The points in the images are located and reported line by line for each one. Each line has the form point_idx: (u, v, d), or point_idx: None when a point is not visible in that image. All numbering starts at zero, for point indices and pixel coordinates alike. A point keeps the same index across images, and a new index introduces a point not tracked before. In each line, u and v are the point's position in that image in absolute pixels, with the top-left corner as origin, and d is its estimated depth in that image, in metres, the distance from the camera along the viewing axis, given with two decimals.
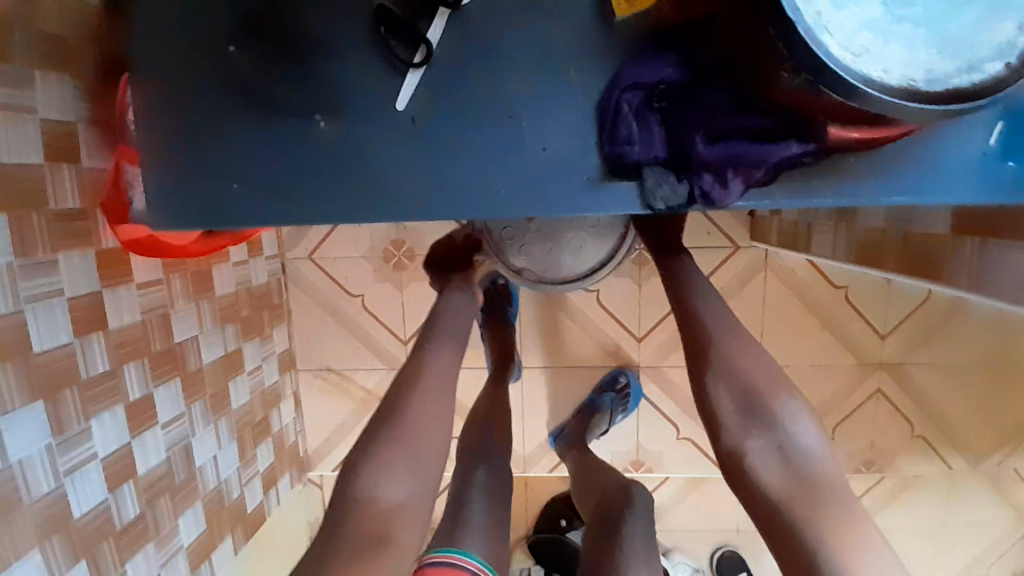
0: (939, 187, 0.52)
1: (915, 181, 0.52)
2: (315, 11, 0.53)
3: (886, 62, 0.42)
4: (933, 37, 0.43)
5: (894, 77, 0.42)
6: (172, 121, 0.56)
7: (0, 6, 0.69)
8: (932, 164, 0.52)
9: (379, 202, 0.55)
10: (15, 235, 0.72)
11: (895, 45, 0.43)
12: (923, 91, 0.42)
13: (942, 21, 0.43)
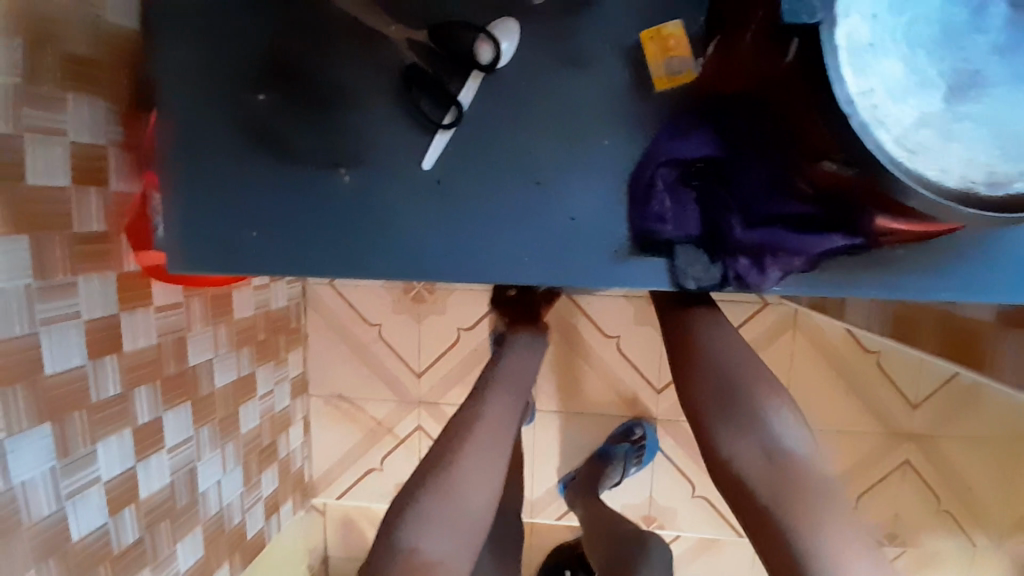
0: (992, 285, 0.49)
1: (965, 277, 0.49)
2: (343, 63, 0.53)
3: (944, 162, 0.41)
4: (995, 138, 0.41)
5: (952, 178, 0.41)
6: (197, 165, 0.55)
7: (39, 31, 0.70)
8: (989, 261, 0.48)
9: (399, 260, 0.54)
10: (36, 259, 0.73)
11: (956, 145, 0.41)
12: (982, 195, 0.41)
13: (1008, 120, 0.41)
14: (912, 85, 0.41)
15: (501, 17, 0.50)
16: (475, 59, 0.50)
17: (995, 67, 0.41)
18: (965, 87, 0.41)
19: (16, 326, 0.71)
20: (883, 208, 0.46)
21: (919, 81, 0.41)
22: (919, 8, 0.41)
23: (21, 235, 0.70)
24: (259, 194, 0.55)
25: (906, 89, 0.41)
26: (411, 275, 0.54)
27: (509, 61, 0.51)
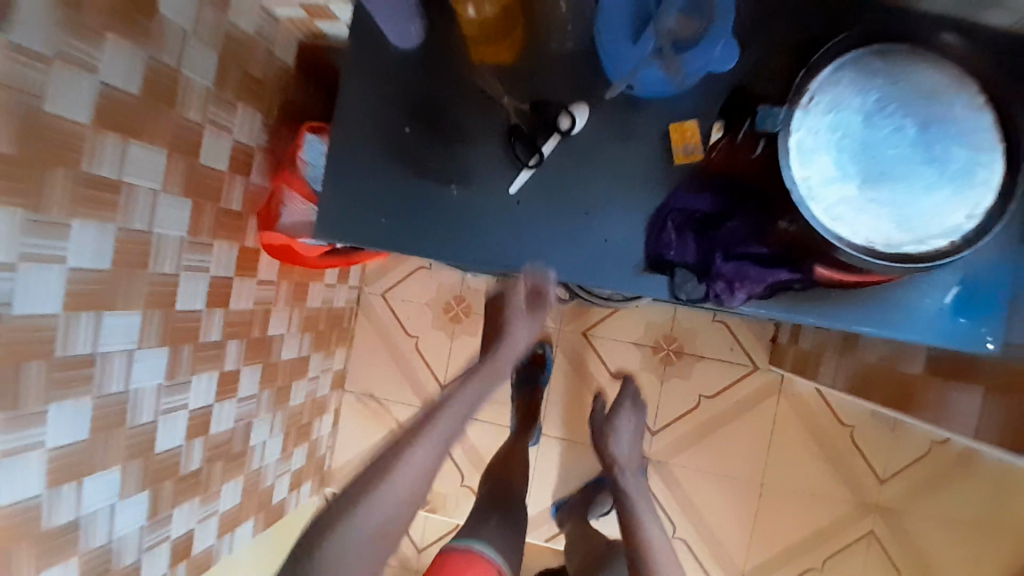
0: (904, 328, 0.67)
1: (882, 320, 0.67)
2: (470, 112, 0.75)
3: (856, 228, 0.57)
4: (899, 214, 0.57)
5: (861, 239, 0.56)
6: (352, 166, 0.76)
7: (231, 54, 0.93)
8: (902, 310, 0.67)
9: (482, 250, 0.75)
10: (192, 220, 0.92)
11: (865, 217, 0.57)
12: (880, 251, 0.56)
13: (907, 204, 0.57)
14: (838, 177, 0.57)
15: (580, 102, 0.73)
16: (559, 124, 0.72)
17: (902, 168, 0.57)
18: (876, 180, 0.57)
19: (168, 266, 0.89)
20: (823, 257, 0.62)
21: (842, 174, 0.57)
22: (848, 129, 0.57)
23: (187, 199, 0.90)
24: (392, 191, 0.76)
25: (833, 178, 0.57)
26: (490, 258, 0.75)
27: (582, 129, 0.73)
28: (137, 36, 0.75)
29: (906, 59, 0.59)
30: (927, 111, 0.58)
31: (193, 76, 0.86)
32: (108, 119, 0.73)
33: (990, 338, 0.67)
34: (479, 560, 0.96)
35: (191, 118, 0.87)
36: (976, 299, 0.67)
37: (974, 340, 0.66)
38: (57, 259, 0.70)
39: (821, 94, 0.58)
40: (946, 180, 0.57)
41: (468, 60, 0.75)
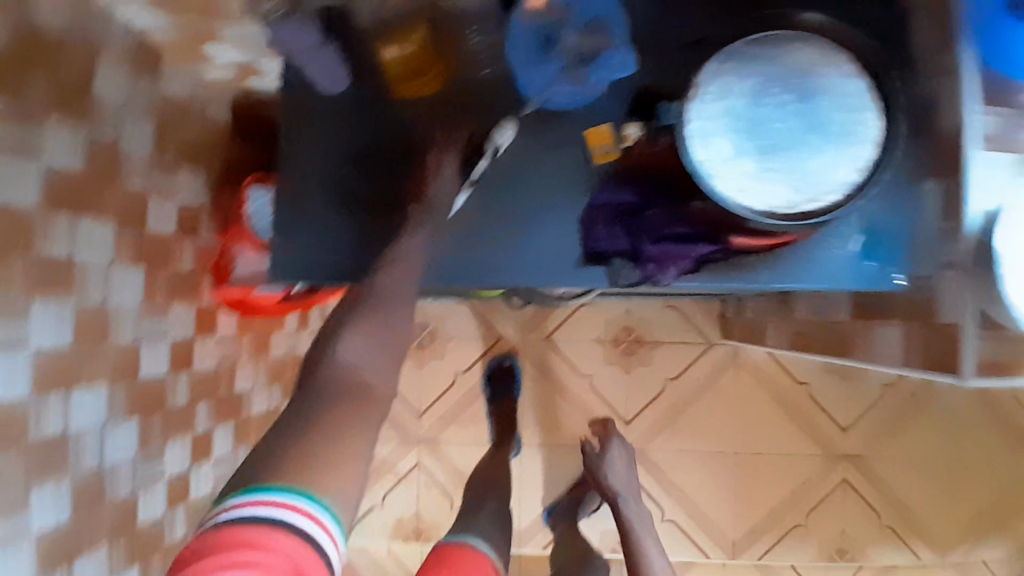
0: (819, 277, 0.73)
1: (800, 274, 0.73)
2: (402, 143, 0.79)
3: (758, 195, 0.63)
4: (794, 178, 0.63)
5: (763, 205, 0.63)
6: (298, 209, 0.79)
7: (166, 123, 0.96)
8: (814, 263, 0.72)
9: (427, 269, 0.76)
10: (145, 287, 0.93)
11: (765, 184, 0.63)
12: (781, 213, 0.63)
13: (799, 168, 0.63)
14: (735, 154, 0.63)
15: (508, 118, 0.77)
16: (491, 137, 0.76)
17: (792, 136, 0.63)
18: (770, 151, 0.63)
19: (128, 335, 0.89)
20: (738, 228, 0.67)
21: (738, 151, 0.63)
22: (738, 110, 0.64)
23: (139, 266, 0.91)
24: (340, 227, 0.79)
25: (731, 156, 0.63)
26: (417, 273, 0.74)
27: (511, 140, 0.75)
28: (71, 117, 0.77)
29: (781, 37, 0.65)
30: (808, 82, 0.64)
31: (132, 147, 0.89)
32: (56, 197, 0.75)
33: (898, 274, 0.72)
34: (469, 548, 0.97)
35: (134, 187, 0.89)
36: (879, 242, 0.72)
37: (881, 279, 0.72)
38: (19, 342, 0.71)
39: (711, 84, 0.64)
40: (831, 142, 0.63)
41: (396, 99, 0.79)
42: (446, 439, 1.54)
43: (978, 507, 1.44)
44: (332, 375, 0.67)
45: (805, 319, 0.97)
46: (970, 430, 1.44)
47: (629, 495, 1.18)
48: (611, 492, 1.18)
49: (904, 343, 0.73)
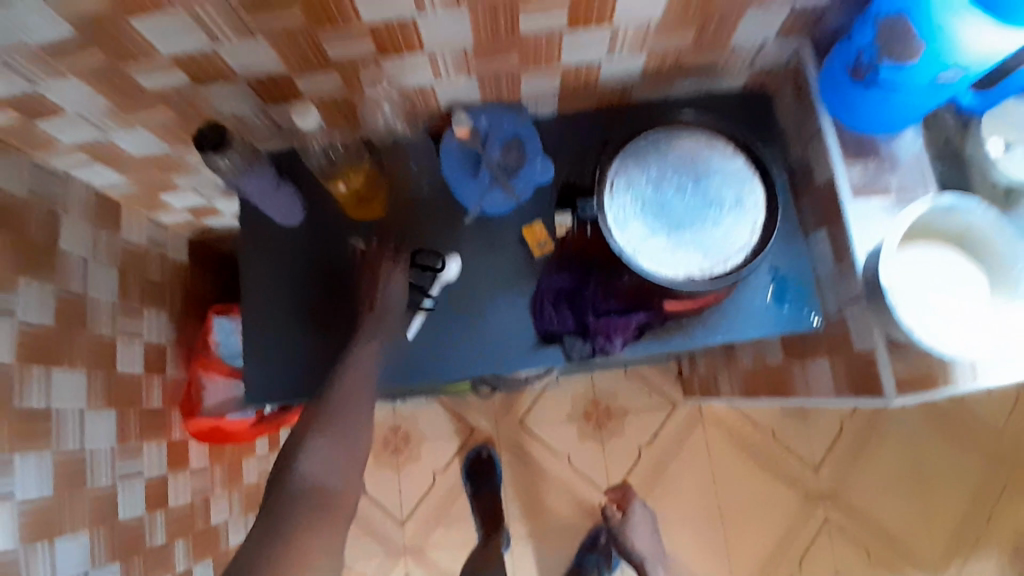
0: (747, 325, 0.79)
1: (731, 326, 0.79)
2: (352, 256, 0.84)
3: (675, 265, 0.72)
4: (702, 246, 0.72)
5: (681, 272, 0.71)
6: (267, 333, 0.84)
7: (128, 269, 1.01)
8: (738, 314, 0.80)
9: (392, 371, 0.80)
10: (118, 429, 0.94)
11: (680, 254, 0.72)
12: (698, 276, 0.71)
13: (705, 237, 0.73)
14: (649, 234, 0.73)
15: (452, 252, 0.83)
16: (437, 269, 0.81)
17: (693, 212, 0.74)
18: (678, 227, 0.73)
19: (103, 479, 0.89)
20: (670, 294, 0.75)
21: (652, 230, 0.73)
22: (644, 197, 0.74)
23: (111, 408, 0.93)
24: (308, 344, 0.83)
25: (646, 235, 0.73)
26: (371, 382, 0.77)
27: (461, 266, 0.83)
28: (41, 275, 0.82)
29: (667, 135, 0.77)
30: (698, 168, 0.75)
31: (99, 295, 0.93)
32: (29, 351, 0.79)
33: (814, 313, 0.79)
34: None
35: (102, 332, 0.93)
36: (791, 288, 0.80)
37: (799, 320, 0.79)
38: (4, 497, 0.73)
39: (618, 179, 0.74)
40: (728, 212, 0.74)
41: (345, 217, 0.85)
42: (433, 544, 1.51)
43: (957, 519, 1.48)
44: (298, 492, 0.70)
45: (750, 365, 1.04)
46: (929, 448, 1.50)
47: (659, 560, 1.20)
48: (639, 559, 1.18)
49: (833, 379, 0.80)
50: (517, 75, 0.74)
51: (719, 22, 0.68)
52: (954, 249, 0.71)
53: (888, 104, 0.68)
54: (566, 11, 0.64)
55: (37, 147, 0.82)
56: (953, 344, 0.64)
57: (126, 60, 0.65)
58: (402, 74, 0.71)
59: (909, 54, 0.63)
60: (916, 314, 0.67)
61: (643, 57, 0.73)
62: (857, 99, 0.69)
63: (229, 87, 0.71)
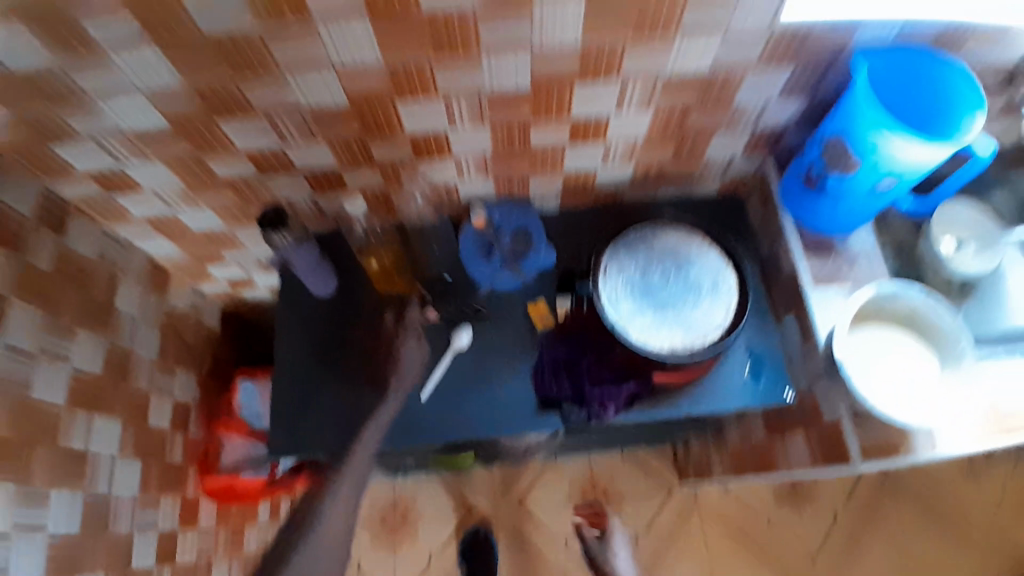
0: (727, 397, 0.85)
1: (712, 398, 0.86)
2: (369, 322, 0.93)
3: (660, 338, 0.81)
4: (684, 323, 0.83)
5: (665, 345, 0.81)
6: (290, 394, 0.91)
7: (168, 331, 1.11)
8: (719, 388, 0.86)
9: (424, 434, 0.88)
10: (141, 479, 1.00)
11: (664, 330, 0.82)
12: (680, 349, 0.81)
13: (686, 315, 0.83)
14: (637, 311, 0.83)
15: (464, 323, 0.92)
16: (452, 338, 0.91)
17: (676, 295, 0.84)
18: (662, 306, 0.84)
19: (123, 525, 0.94)
20: (659, 368, 0.83)
21: (639, 308, 0.83)
22: (633, 280, 0.85)
23: (138, 458, 0.99)
24: (327, 404, 0.91)
25: (634, 312, 0.83)
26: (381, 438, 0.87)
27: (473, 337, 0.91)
28: (98, 329, 0.93)
29: (653, 229, 0.89)
30: (679, 257, 0.87)
31: (142, 352, 1.03)
32: (78, 397, 0.87)
33: (787, 388, 0.86)
34: None
35: (140, 386, 1.02)
36: (765, 364, 0.87)
37: (774, 393, 0.85)
38: (37, 528, 0.79)
39: (611, 265, 0.86)
40: (705, 295, 0.85)
41: (368, 288, 0.95)
42: None
43: None
44: None
45: (738, 443, 1.11)
46: (926, 546, 1.50)
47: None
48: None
49: (810, 452, 0.87)
50: (527, 176, 0.88)
51: (693, 140, 0.83)
52: (906, 328, 0.81)
53: (839, 208, 0.80)
54: (568, 128, 0.79)
55: (112, 219, 0.95)
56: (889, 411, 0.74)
57: (207, 151, 0.79)
58: (431, 173, 0.85)
59: (848, 166, 0.75)
60: (865, 383, 0.76)
61: (631, 166, 0.88)
62: (812, 204, 0.82)
63: (287, 178, 0.85)
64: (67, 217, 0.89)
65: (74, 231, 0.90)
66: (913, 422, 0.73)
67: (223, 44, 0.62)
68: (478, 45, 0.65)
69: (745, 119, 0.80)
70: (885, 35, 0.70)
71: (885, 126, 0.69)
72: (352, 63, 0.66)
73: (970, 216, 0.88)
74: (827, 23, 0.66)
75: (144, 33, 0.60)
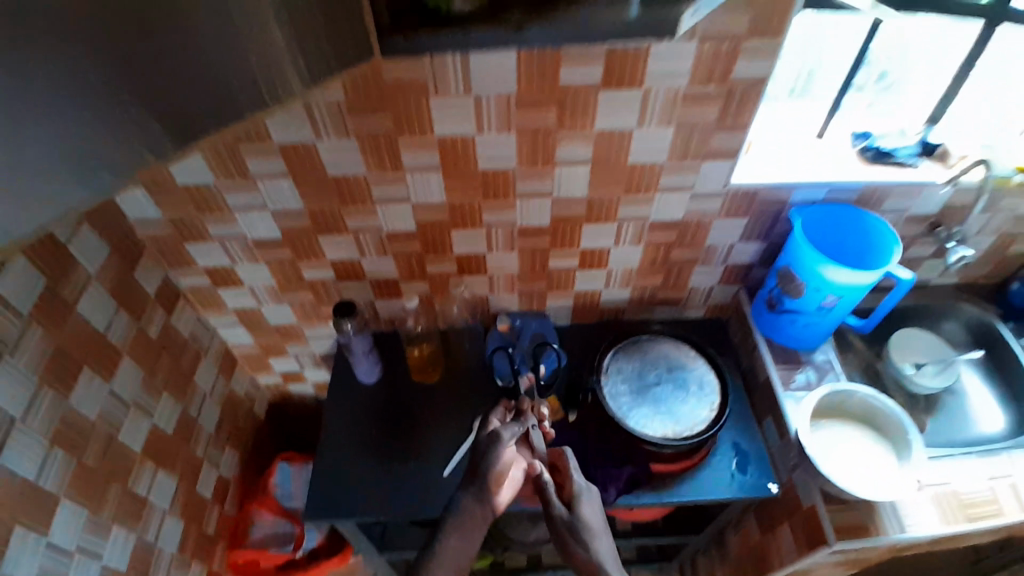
0: (715, 488, 0.96)
1: (704, 487, 0.96)
2: (406, 407, 1.10)
3: (653, 425, 0.96)
4: (674, 415, 0.97)
5: (658, 432, 0.95)
6: (331, 463, 1.04)
7: (225, 411, 1.27)
8: (707, 478, 0.97)
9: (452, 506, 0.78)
10: (180, 539, 1.10)
11: (657, 419, 0.97)
12: (671, 435, 0.95)
13: (676, 409, 0.98)
14: (633, 402, 0.99)
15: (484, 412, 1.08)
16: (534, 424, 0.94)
17: (668, 393, 1.00)
18: (655, 399, 0.99)
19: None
20: (655, 456, 0.96)
21: (636, 399, 0.99)
22: (629, 378, 1.02)
23: (181, 519, 1.10)
24: (361, 474, 1.03)
25: (631, 403, 0.99)
26: (411, 509, 0.99)
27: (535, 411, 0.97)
28: (178, 394, 1.10)
29: (649, 339, 1.08)
30: (670, 363, 1.04)
31: (204, 423, 1.18)
32: (151, 449, 1.02)
33: (772, 481, 0.96)
34: None
35: (196, 454, 1.16)
36: (749, 463, 0.98)
37: (757, 486, 0.95)
38: (96, 556, 0.89)
39: (611, 366, 1.04)
40: (693, 394, 1.00)
41: (408, 375, 1.14)
42: None
43: None
44: None
45: (735, 555, 1.17)
46: None
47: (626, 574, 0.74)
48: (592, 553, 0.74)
49: (792, 550, 0.95)
50: (546, 293, 1.10)
51: (678, 272, 1.05)
52: (861, 428, 0.94)
53: (796, 326, 0.99)
54: (578, 257, 1.02)
55: (209, 308, 1.16)
56: (852, 488, 0.84)
57: (303, 258, 1.03)
58: (471, 285, 1.08)
59: (795, 290, 0.95)
60: (829, 467, 0.88)
61: (628, 291, 1.10)
62: (778, 323, 1.01)
63: (357, 283, 1.08)
64: (177, 301, 1.10)
65: (179, 312, 1.11)
66: (881, 498, 0.83)
67: (337, 181, 0.89)
68: (515, 193, 0.91)
69: (716, 256, 1.03)
70: (815, 196, 0.92)
71: (823, 264, 0.88)
72: (424, 200, 0.92)
73: (923, 344, 1.08)
74: (768, 187, 0.90)
75: (286, 170, 0.87)
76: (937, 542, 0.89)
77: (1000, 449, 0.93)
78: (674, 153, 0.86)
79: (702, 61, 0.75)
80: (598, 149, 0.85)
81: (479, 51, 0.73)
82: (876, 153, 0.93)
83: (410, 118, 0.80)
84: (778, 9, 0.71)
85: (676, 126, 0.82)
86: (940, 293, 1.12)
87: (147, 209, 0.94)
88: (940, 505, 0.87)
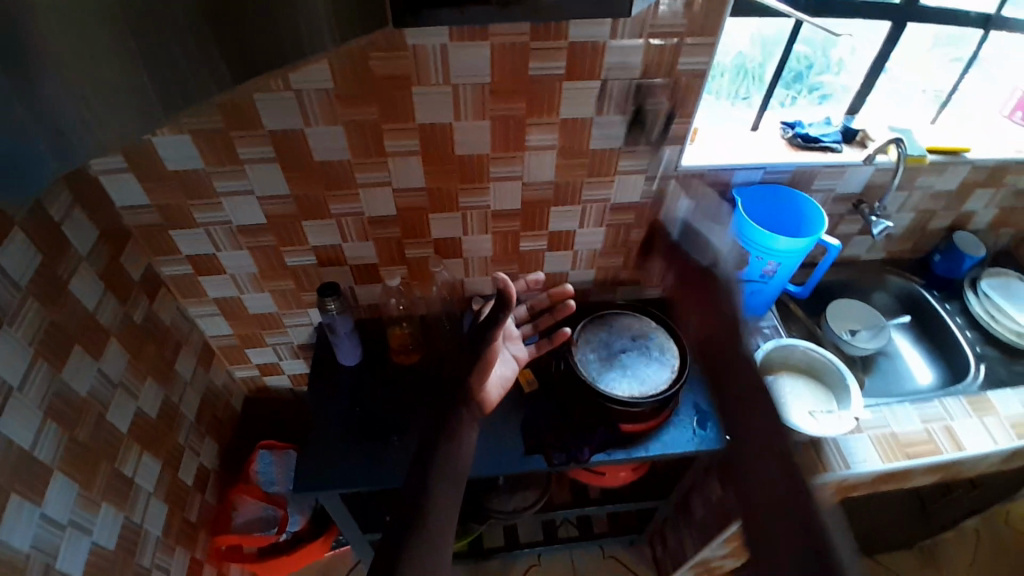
0: (679, 443, 1.05)
1: (669, 443, 1.05)
2: (387, 387, 1.16)
3: (622, 387, 1.05)
4: (640, 378, 1.07)
5: (626, 393, 1.04)
6: (316, 440, 1.08)
7: (206, 401, 1.29)
8: (673, 436, 1.06)
9: (441, 459, 0.83)
10: (165, 524, 1.12)
11: (626, 382, 1.06)
12: (638, 395, 1.04)
13: (643, 372, 1.08)
14: (602, 368, 1.08)
15: None
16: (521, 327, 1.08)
17: (634, 360, 1.10)
18: (622, 365, 1.09)
19: (144, 559, 1.06)
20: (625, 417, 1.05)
21: (605, 365, 1.09)
22: (598, 347, 1.12)
23: (164, 503, 1.12)
24: (343, 450, 1.07)
25: (600, 369, 1.08)
26: (395, 477, 1.04)
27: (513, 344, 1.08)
28: (161, 380, 1.12)
29: (613, 313, 1.17)
30: (634, 333, 1.14)
31: (186, 412, 1.20)
32: (137, 432, 1.04)
33: (729, 436, 1.06)
34: None
35: (179, 441, 1.18)
36: (709, 420, 1.08)
37: (716, 440, 1.05)
38: (87, 531, 0.92)
39: (581, 337, 1.13)
40: (657, 359, 1.10)
41: (389, 357, 1.20)
42: None
43: None
44: None
45: (699, 516, 1.26)
46: None
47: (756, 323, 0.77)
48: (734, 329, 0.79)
49: None
50: (517, 275, 1.19)
51: (636, 251, 1.16)
52: (807, 381, 1.05)
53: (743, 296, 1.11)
54: (546, 239, 1.11)
55: (190, 297, 1.19)
56: (802, 429, 0.94)
57: (286, 244, 1.09)
58: (448, 268, 1.16)
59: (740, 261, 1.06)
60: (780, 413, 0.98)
61: (592, 271, 1.20)
62: None
63: (340, 268, 1.14)
64: (160, 290, 1.13)
65: (160, 301, 1.13)
66: (827, 434, 0.93)
67: (324, 167, 0.96)
68: (488, 177, 0.99)
69: None
70: (753, 177, 1.04)
71: (759, 237, 1.00)
72: (404, 185, 1.00)
73: (859, 311, 1.21)
74: (711, 169, 1.02)
75: (275, 157, 0.94)
76: (883, 481, 1.00)
77: (932, 399, 1.04)
78: (629, 138, 0.96)
79: (650, 57, 0.87)
80: (563, 135, 0.95)
81: (457, 44, 0.82)
82: (803, 139, 1.06)
83: (394, 107, 0.88)
84: (713, 11, 0.83)
85: (630, 114, 0.93)
86: (869, 267, 1.26)
87: (136, 196, 0.99)
88: (883, 446, 0.97)
